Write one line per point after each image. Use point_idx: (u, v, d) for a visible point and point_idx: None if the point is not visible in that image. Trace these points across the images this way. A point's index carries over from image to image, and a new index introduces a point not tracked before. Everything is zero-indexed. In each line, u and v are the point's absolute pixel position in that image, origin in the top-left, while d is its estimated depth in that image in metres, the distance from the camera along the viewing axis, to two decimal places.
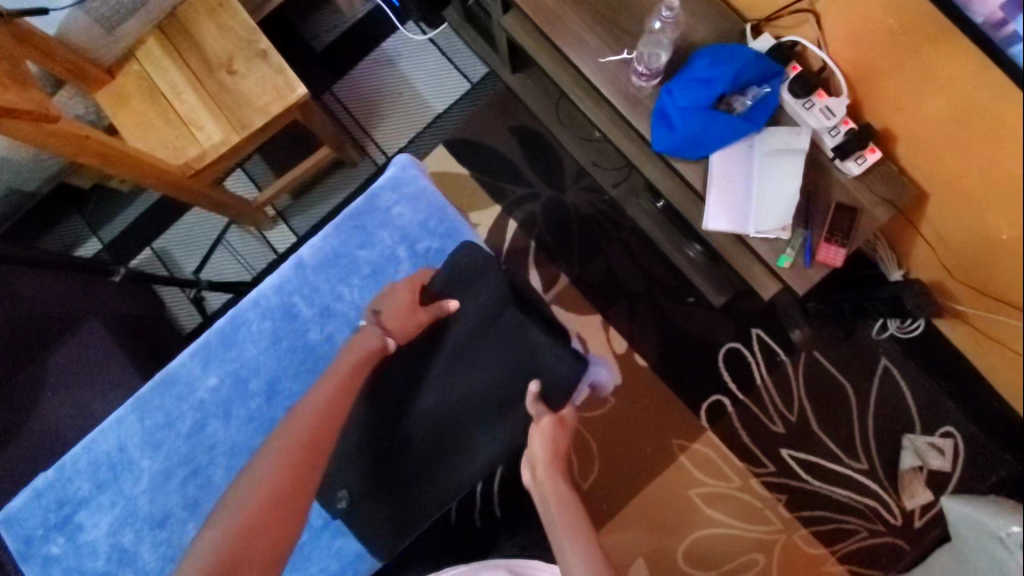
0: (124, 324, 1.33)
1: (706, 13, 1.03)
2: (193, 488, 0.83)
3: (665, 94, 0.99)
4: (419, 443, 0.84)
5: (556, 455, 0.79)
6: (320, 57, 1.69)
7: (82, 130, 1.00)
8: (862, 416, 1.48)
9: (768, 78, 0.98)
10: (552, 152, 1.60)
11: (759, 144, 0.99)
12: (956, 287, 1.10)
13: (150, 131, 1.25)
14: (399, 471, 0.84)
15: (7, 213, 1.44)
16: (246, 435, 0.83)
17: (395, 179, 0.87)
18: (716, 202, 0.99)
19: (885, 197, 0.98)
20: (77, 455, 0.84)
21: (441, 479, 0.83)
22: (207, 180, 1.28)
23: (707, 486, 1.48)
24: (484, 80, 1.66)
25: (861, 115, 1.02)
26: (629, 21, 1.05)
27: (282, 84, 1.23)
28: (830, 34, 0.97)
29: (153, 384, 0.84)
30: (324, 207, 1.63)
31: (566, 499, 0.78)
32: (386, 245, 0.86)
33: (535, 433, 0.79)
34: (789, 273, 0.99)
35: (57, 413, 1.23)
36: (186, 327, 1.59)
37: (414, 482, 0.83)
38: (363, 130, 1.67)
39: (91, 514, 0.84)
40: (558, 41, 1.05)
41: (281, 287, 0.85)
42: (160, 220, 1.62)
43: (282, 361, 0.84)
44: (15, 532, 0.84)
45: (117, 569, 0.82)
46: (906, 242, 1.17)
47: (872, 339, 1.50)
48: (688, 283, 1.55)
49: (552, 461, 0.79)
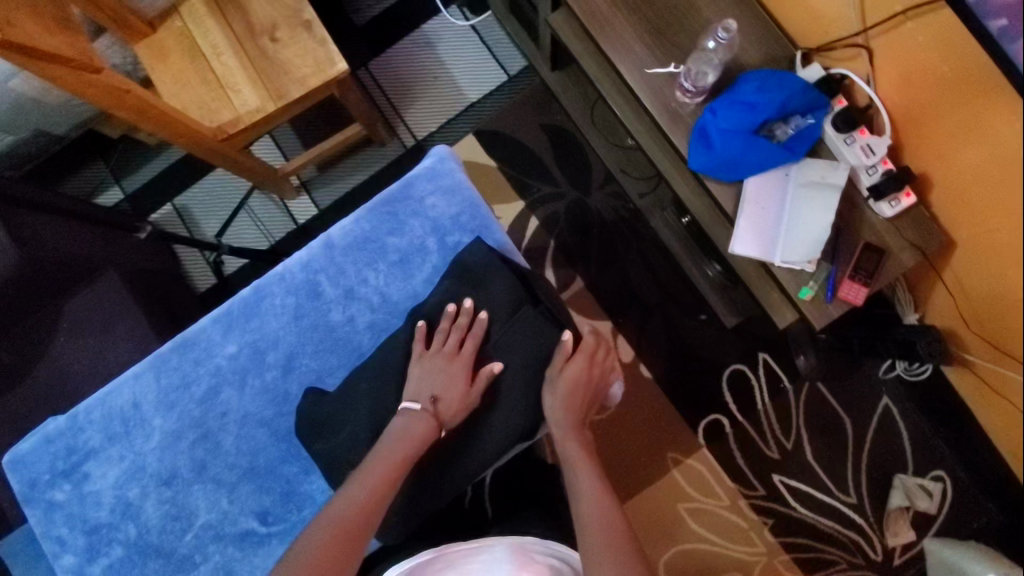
0: (139, 278, 1.34)
1: (759, 36, 1.03)
2: (201, 451, 0.84)
3: (708, 113, 0.99)
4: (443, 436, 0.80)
5: (572, 411, 0.79)
6: (361, 32, 1.68)
7: (124, 84, 0.99)
8: (858, 452, 1.49)
9: (812, 109, 0.98)
10: (581, 154, 1.60)
11: (795, 175, 0.98)
12: (970, 337, 1.11)
13: (186, 89, 1.25)
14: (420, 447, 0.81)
15: (34, 154, 1.44)
16: (259, 405, 0.84)
17: (432, 169, 0.87)
18: (745, 226, 0.99)
19: (914, 242, 0.98)
20: (91, 406, 0.86)
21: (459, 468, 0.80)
22: (238, 144, 1.29)
23: (696, 501, 1.50)
24: (522, 73, 1.65)
25: (902, 156, 1.01)
26: (681, 35, 1.04)
27: (323, 57, 1.23)
28: (881, 72, 0.96)
29: (172, 345, 0.85)
30: (348, 183, 1.63)
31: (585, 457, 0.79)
32: (417, 234, 0.86)
33: (549, 389, 0.80)
34: (809, 305, 0.99)
35: (69, 359, 1.25)
36: (200, 287, 1.59)
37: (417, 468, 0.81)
38: (395, 110, 1.66)
39: (98, 466, 0.85)
40: (607, 47, 1.04)
41: (308, 265, 0.86)
42: (183, 177, 1.62)
43: (302, 337, 0.85)
44: (21, 475, 0.86)
45: (119, 522, 0.84)
46: (926, 287, 1.17)
47: (877, 376, 1.51)
48: (701, 300, 1.55)
49: (573, 418, 0.79)
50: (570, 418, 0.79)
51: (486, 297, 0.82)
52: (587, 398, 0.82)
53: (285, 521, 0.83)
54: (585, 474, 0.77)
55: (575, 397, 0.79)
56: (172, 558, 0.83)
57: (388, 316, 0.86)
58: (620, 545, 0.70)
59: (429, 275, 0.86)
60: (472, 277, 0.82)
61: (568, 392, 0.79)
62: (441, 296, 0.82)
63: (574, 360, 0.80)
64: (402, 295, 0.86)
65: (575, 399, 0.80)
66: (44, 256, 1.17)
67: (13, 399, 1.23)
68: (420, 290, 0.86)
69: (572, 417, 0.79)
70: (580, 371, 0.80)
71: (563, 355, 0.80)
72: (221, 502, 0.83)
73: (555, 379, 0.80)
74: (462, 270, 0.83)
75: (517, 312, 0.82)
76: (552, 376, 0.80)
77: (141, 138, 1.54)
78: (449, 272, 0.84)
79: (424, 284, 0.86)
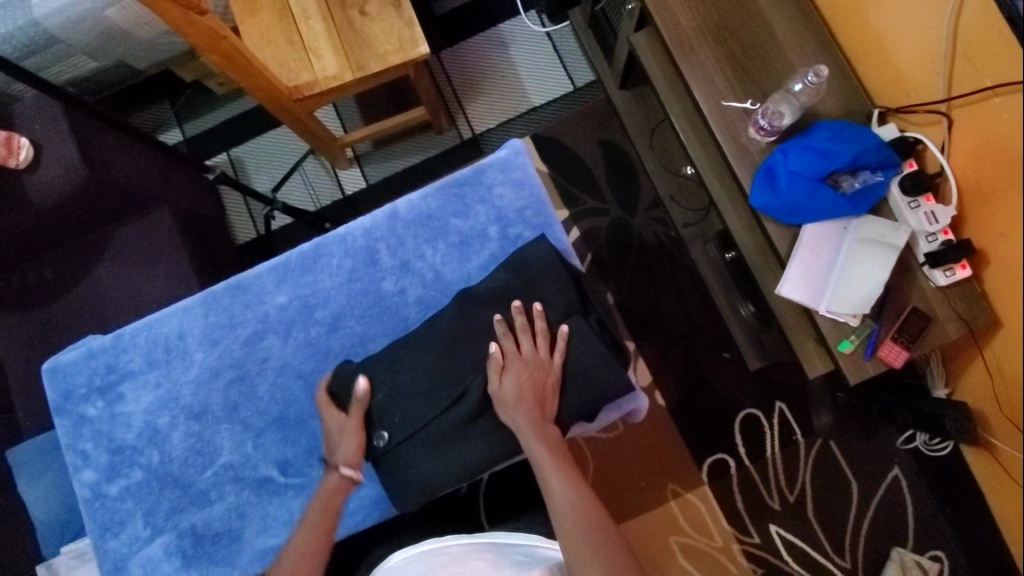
0: (189, 219, 1.36)
1: (840, 88, 1.04)
2: (236, 392, 0.86)
3: (779, 153, 1.01)
4: (476, 422, 0.79)
5: (531, 414, 0.75)
6: (438, 21, 1.71)
7: (222, 31, 1.02)
8: (859, 518, 1.47)
9: (882, 167, 0.99)
10: (633, 175, 1.61)
11: (854, 228, 0.99)
12: (1000, 420, 1.11)
13: (271, 46, 1.28)
14: (445, 423, 0.78)
15: (110, 84, 1.48)
16: (299, 358, 0.86)
17: (505, 160, 0.88)
18: (796, 270, 1.00)
19: (962, 315, 0.98)
20: (137, 330, 0.88)
21: (481, 455, 0.78)
22: (309, 107, 1.32)
23: (689, 537, 1.49)
24: (588, 87, 1.67)
25: (963, 228, 1.00)
26: (763, 74, 1.05)
27: (407, 38, 1.25)
28: (956, 141, 0.96)
29: (226, 286, 0.87)
30: (400, 164, 1.66)
31: (559, 459, 0.74)
32: (480, 220, 0.87)
33: (499, 399, 0.76)
34: (846, 359, 0.99)
35: (109, 284, 1.28)
36: (240, 239, 1.61)
37: (433, 448, 0.78)
38: (459, 101, 1.69)
39: (133, 388, 0.87)
40: (688, 73, 1.06)
41: (370, 231, 0.87)
42: (242, 130, 1.65)
43: (351, 300, 0.87)
44: (57, 384, 0.88)
45: (144, 447, 0.86)
46: (962, 363, 1.17)
47: (892, 445, 1.49)
48: (727, 338, 1.55)
49: (535, 422, 0.75)
50: (530, 422, 0.75)
51: (540, 299, 0.82)
52: (542, 387, 0.77)
53: (304, 476, 0.84)
54: (557, 477, 0.73)
55: (524, 397, 0.75)
56: (189, 491, 0.85)
57: (437, 294, 0.87)
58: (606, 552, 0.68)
59: (484, 262, 0.87)
60: (529, 271, 0.83)
61: (518, 397, 0.76)
62: (494, 286, 0.82)
63: (508, 369, 0.77)
64: (455, 275, 0.87)
65: (528, 404, 0.76)
66: (110, 182, 1.18)
67: (54, 312, 1.27)
68: (473, 275, 0.87)
69: (534, 423, 0.75)
70: (519, 374, 0.76)
71: (495, 364, 0.77)
72: (246, 446, 0.85)
73: (500, 392, 0.77)
74: (517, 264, 0.83)
75: (571, 318, 0.81)
76: (494, 392, 0.76)
77: (212, 86, 1.57)
78: (505, 263, 0.85)
79: (478, 270, 0.87)
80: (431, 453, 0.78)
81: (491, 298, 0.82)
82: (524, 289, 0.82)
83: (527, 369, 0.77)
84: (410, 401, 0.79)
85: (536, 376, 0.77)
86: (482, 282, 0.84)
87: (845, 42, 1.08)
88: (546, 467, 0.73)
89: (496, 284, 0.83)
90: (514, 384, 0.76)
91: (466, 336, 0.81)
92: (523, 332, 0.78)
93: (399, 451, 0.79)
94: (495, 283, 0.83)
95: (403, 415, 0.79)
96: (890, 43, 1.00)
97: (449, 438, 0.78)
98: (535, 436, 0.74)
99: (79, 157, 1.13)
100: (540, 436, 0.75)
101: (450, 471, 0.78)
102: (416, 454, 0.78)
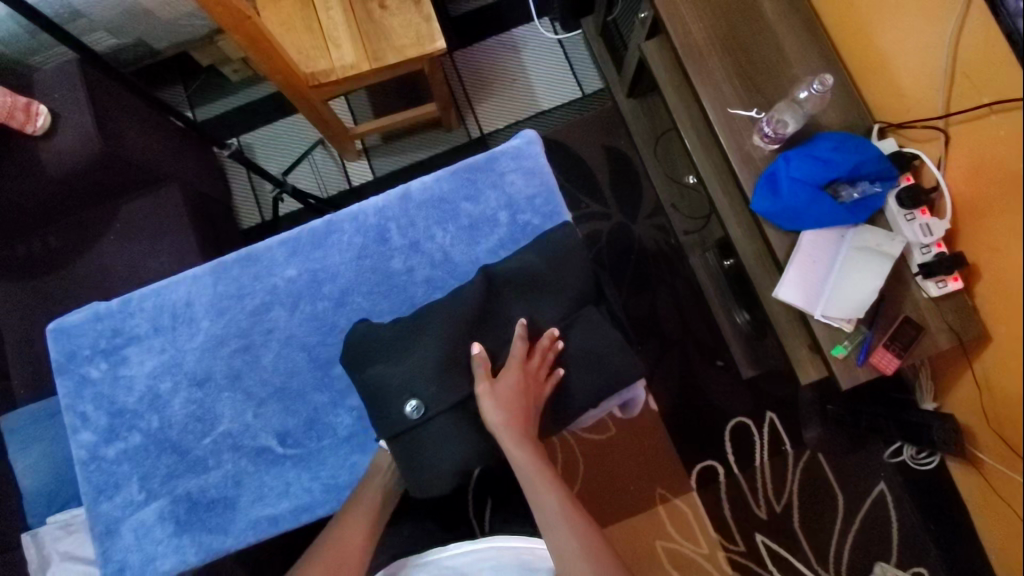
0: (197, 198, 1.38)
1: (842, 102, 1.08)
2: (239, 361, 0.87)
3: (782, 160, 1.04)
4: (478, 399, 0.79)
5: (513, 423, 0.76)
6: (453, 22, 1.75)
7: (246, 11, 1.04)
8: (844, 531, 1.48)
9: (881, 178, 1.02)
10: (636, 182, 1.64)
11: (851, 237, 1.02)
12: (988, 434, 1.13)
13: (291, 32, 1.31)
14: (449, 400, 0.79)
15: (128, 62, 1.50)
16: (305, 331, 0.87)
17: (518, 149, 0.91)
18: (794, 274, 1.03)
19: (952, 326, 1.01)
20: (146, 295, 0.89)
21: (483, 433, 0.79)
22: (324, 94, 1.34)
23: (675, 543, 1.49)
24: (596, 95, 1.70)
25: (956, 242, 1.03)
26: (769, 85, 1.09)
27: (425, 33, 1.28)
28: (953, 158, 1.00)
29: (237, 256, 0.89)
30: (408, 159, 1.68)
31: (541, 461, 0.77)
32: (491, 206, 0.89)
33: (480, 408, 0.77)
34: (839, 363, 1.01)
35: (114, 257, 1.28)
36: (245, 223, 1.62)
37: (456, 423, 0.78)
38: (469, 101, 1.72)
39: (137, 353, 0.88)
40: (696, 80, 1.09)
41: (382, 211, 0.89)
42: (254, 117, 1.67)
43: (360, 277, 0.88)
44: (62, 344, 0.89)
45: (145, 411, 0.87)
46: (951, 377, 1.20)
47: (880, 459, 1.51)
48: (722, 347, 1.57)
49: (517, 424, 0.76)
50: (513, 431, 0.76)
51: (556, 289, 0.84)
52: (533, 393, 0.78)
53: (304, 447, 0.85)
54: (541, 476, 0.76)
55: (503, 412, 0.76)
56: (187, 457, 0.85)
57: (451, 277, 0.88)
58: (592, 551, 0.73)
59: (492, 248, 0.89)
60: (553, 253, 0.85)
61: (507, 398, 0.77)
62: (523, 273, 0.84)
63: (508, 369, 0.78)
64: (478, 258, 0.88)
65: (514, 402, 0.77)
66: (122, 156, 1.19)
67: (57, 282, 1.28)
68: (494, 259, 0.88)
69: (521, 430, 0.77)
70: (514, 376, 0.77)
71: (483, 369, 0.78)
72: (246, 415, 0.86)
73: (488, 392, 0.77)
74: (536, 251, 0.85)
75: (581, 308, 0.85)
76: (485, 392, 0.77)
77: (228, 71, 1.60)
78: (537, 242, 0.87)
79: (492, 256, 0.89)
80: (455, 433, 0.78)
81: (518, 281, 0.84)
82: (538, 276, 0.84)
83: (521, 377, 0.78)
84: (439, 376, 0.78)
85: (526, 386, 0.78)
86: (508, 264, 0.85)
87: (849, 59, 1.12)
88: (528, 469, 0.76)
89: (523, 267, 0.84)
90: (503, 392, 0.77)
91: (486, 320, 0.83)
92: (521, 343, 0.79)
93: (422, 429, 0.78)
94: (519, 269, 0.85)
95: (433, 389, 0.78)
96: (892, 60, 1.04)
97: (468, 418, 0.79)
98: (522, 447, 0.76)
99: (94, 129, 1.14)
100: (519, 438, 0.76)
101: (463, 449, 0.78)
102: (445, 431, 0.78)
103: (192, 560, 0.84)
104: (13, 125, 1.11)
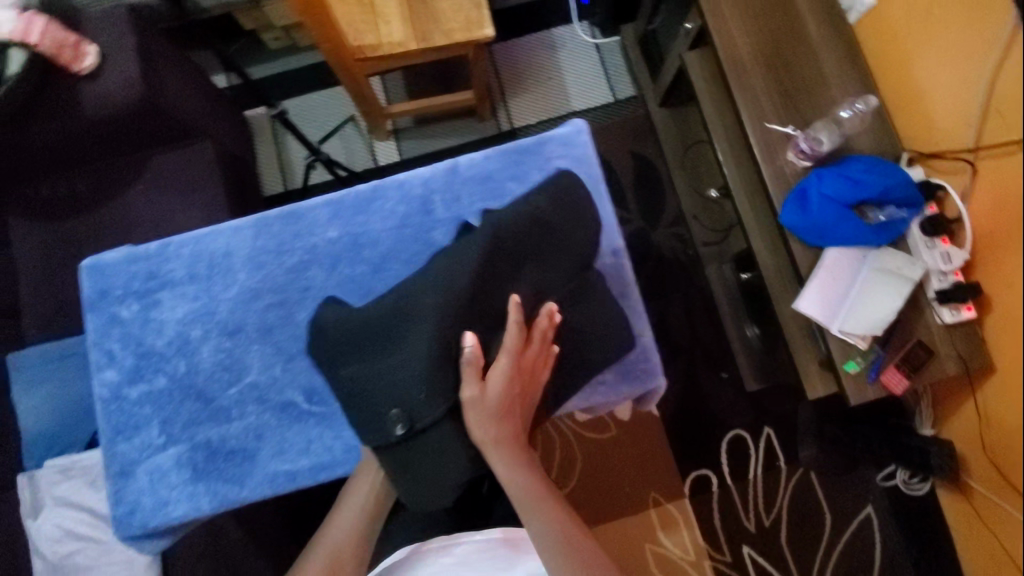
0: (229, 157, 1.38)
1: (875, 128, 1.12)
2: (273, 315, 0.87)
3: (814, 177, 1.06)
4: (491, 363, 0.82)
5: (505, 435, 0.78)
6: (494, 15, 1.77)
7: None
8: (830, 551, 1.51)
9: (907, 204, 1.06)
10: (659, 190, 1.67)
11: (872, 258, 1.05)
12: (983, 463, 1.17)
13: (342, 3, 1.32)
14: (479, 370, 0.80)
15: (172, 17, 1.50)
16: (340, 292, 0.88)
17: (566, 137, 0.93)
18: (815, 288, 1.06)
19: (962, 354, 1.04)
20: (185, 241, 0.89)
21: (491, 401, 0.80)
22: (368, 68, 1.35)
23: (663, 547, 1.51)
24: (628, 101, 1.73)
25: (971, 273, 1.06)
26: (807, 104, 1.12)
27: (475, 18, 1.30)
28: (977, 192, 1.03)
29: (281, 212, 0.89)
30: (437, 144, 1.70)
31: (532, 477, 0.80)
32: (535, 189, 0.91)
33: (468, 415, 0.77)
34: (850, 379, 1.05)
35: (141, 207, 1.28)
36: (268, 191, 1.62)
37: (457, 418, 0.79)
38: (502, 94, 1.74)
39: (168, 298, 0.88)
40: (738, 92, 1.12)
41: (427, 183, 0.91)
42: (288, 87, 1.68)
43: (400, 245, 0.89)
44: (95, 281, 0.89)
45: (172, 355, 0.87)
46: (952, 405, 1.23)
47: (871, 483, 1.54)
48: (727, 359, 1.60)
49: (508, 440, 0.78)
50: (503, 446, 0.78)
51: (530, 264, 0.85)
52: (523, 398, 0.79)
53: (327, 406, 0.86)
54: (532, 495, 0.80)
55: (489, 430, 0.77)
56: (209, 405, 0.86)
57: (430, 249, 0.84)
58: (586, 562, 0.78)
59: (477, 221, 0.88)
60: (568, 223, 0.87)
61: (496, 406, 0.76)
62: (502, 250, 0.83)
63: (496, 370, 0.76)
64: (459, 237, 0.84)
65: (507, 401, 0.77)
66: (163, 105, 1.20)
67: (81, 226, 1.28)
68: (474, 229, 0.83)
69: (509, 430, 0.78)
70: (506, 380, 0.76)
71: (471, 375, 0.76)
72: (274, 368, 0.86)
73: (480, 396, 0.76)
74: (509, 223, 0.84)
75: (589, 282, 0.90)
76: (475, 398, 0.76)
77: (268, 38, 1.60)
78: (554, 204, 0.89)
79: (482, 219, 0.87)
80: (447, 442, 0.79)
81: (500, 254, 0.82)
82: (534, 247, 0.84)
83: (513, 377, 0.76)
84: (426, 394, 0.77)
85: (518, 385, 0.78)
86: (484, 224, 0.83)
87: (885, 88, 1.16)
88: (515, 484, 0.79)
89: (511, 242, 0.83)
90: (495, 396, 0.76)
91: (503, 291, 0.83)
92: (517, 332, 0.76)
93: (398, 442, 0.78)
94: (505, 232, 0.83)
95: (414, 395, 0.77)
96: (928, 92, 1.08)
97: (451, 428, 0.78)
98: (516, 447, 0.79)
99: (139, 75, 1.15)
100: (510, 454, 0.78)
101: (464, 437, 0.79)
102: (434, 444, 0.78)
103: (204, 509, 0.84)
104: (61, 62, 1.11)
